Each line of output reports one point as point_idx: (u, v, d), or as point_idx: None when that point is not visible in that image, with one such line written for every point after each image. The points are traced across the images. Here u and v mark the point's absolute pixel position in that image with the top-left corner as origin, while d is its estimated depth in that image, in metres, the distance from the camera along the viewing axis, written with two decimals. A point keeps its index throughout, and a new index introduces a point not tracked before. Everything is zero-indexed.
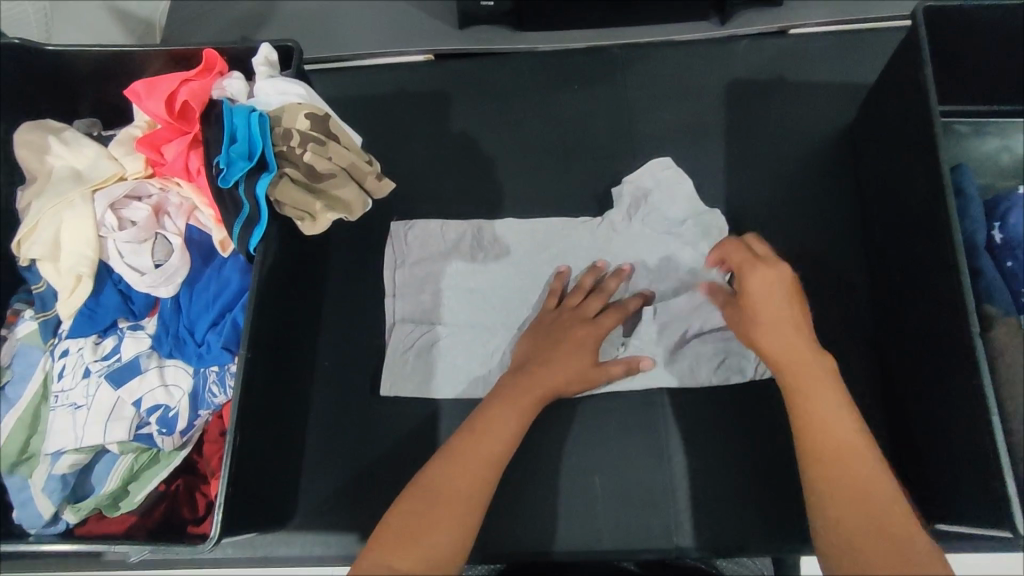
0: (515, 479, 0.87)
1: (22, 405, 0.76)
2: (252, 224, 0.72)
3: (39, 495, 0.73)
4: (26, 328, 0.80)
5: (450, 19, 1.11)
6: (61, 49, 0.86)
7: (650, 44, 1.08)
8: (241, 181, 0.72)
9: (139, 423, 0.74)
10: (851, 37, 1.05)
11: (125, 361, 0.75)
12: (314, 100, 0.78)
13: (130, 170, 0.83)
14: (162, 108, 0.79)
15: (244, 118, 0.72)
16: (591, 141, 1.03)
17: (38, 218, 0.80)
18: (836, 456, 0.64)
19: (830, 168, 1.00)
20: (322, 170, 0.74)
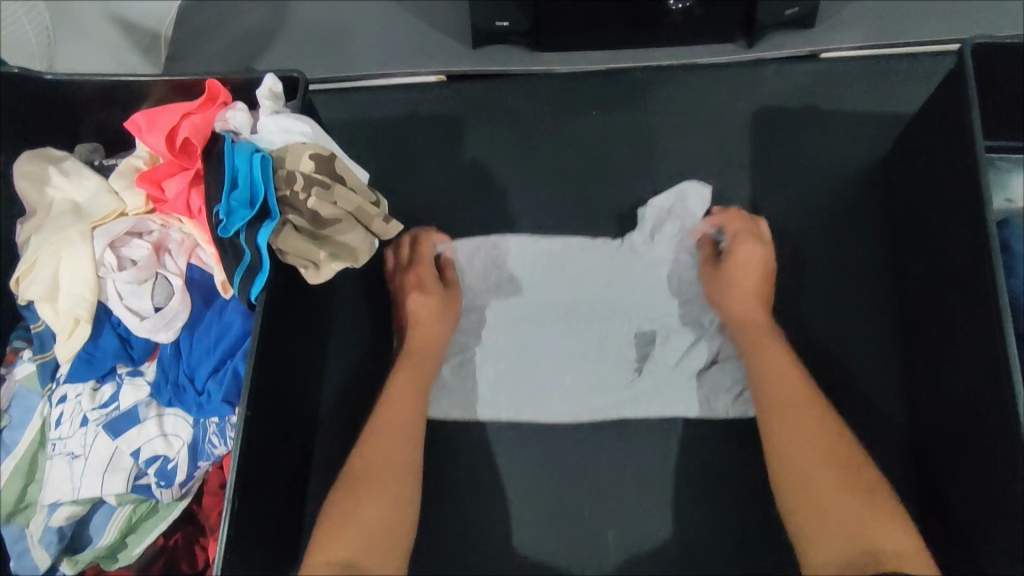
0: (525, 530, 0.85)
1: (19, 452, 0.74)
2: (254, 274, 0.69)
3: (36, 546, 0.71)
4: (25, 369, 0.78)
5: (463, 37, 1.06)
6: (62, 78, 0.84)
7: (672, 67, 1.03)
8: (243, 231, 0.68)
9: (137, 474, 0.72)
10: (886, 63, 1.00)
11: (123, 409, 0.73)
12: (319, 138, 0.75)
13: (130, 206, 0.81)
14: (164, 143, 0.77)
15: (246, 160, 0.69)
16: (608, 171, 0.99)
17: (38, 255, 0.78)
18: (788, 408, 0.78)
19: (860, 205, 0.95)
20: (327, 216, 0.71)
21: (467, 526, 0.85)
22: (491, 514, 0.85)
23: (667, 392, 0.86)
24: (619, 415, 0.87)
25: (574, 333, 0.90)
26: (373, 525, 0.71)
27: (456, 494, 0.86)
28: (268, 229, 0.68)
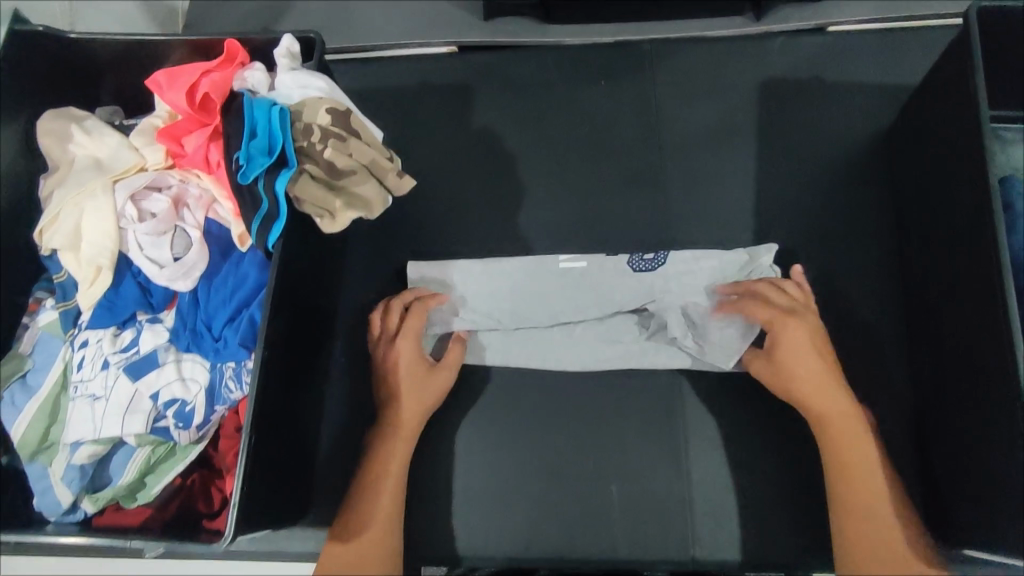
0: (530, 485, 0.86)
1: (43, 394, 0.76)
2: (271, 220, 0.70)
3: (59, 484, 0.74)
4: (47, 317, 0.80)
5: (476, 9, 1.08)
6: (85, 37, 0.86)
7: (681, 39, 1.04)
8: (261, 178, 0.70)
9: (156, 416, 0.74)
10: (892, 37, 1.01)
11: (144, 354, 0.76)
12: (335, 94, 0.77)
13: (151, 162, 0.83)
14: (184, 100, 0.79)
15: (264, 111, 0.71)
16: (617, 139, 1.00)
17: (60, 208, 0.80)
18: (844, 447, 0.76)
19: (865, 173, 0.96)
20: (343, 167, 0.73)
21: (472, 482, 0.86)
22: (497, 469, 0.86)
23: (669, 353, 0.87)
24: (623, 374, 0.88)
25: (582, 308, 0.90)
26: (377, 550, 0.74)
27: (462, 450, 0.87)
28: (286, 177, 0.70)
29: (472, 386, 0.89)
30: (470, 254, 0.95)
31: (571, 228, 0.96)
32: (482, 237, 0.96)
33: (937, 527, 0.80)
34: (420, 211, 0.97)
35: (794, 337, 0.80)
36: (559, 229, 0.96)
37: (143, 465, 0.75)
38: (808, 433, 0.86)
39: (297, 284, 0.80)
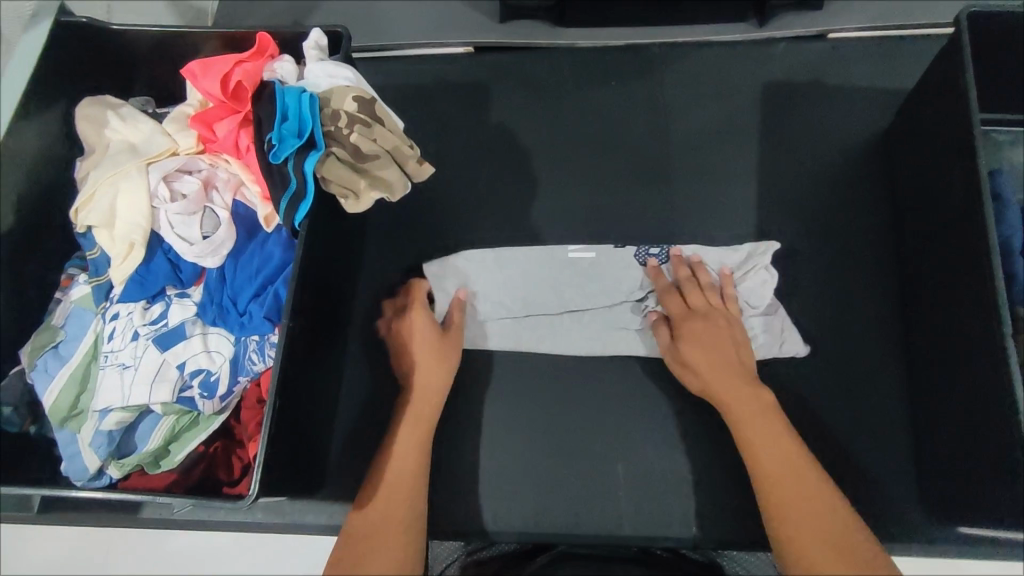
0: (538, 463, 0.89)
1: (74, 363, 0.80)
2: (298, 200, 0.75)
3: (87, 449, 0.77)
4: (80, 291, 0.84)
5: (491, 12, 1.13)
6: (125, 28, 0.91)
7: (687, 43, 1.09)
8: (291, 158, 0.75)
9: (182, 385, 0.77)
10: (890, 44, 1.05)
11: (172, 326, 0.79)
12: (361, 84, 0.81)
13: (183, 146, 0.86)
14: (217, 88, 0.83)
15: (295, 98, 0.75)
16: (625, 136, 1.04)
17: (95, 187, 0.83)
18: (745, 421, 0.77)
19: (863, 171, 1.00)
20: (367, 152, 0.77)
21: (482, 458, 0.89)
22: (505, 447, 0.89)
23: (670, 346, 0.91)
24: (629, 359, 0.92)
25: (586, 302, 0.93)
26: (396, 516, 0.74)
27: (471, 428, 0.90)
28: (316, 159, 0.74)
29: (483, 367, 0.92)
30: (482, 243, 0.98)
31: (580, 219, 0.99)
32: (493, 226, 0.99)
33: (932, 509, 0.82)
34: (435, 200, 1.00)
35: (690, 331, 0.83)
36: (568, 220, 0.99)
37: (169, 433, 0.78)
38: (810, 417, 0.88)
39: (319, 262, 0.83)
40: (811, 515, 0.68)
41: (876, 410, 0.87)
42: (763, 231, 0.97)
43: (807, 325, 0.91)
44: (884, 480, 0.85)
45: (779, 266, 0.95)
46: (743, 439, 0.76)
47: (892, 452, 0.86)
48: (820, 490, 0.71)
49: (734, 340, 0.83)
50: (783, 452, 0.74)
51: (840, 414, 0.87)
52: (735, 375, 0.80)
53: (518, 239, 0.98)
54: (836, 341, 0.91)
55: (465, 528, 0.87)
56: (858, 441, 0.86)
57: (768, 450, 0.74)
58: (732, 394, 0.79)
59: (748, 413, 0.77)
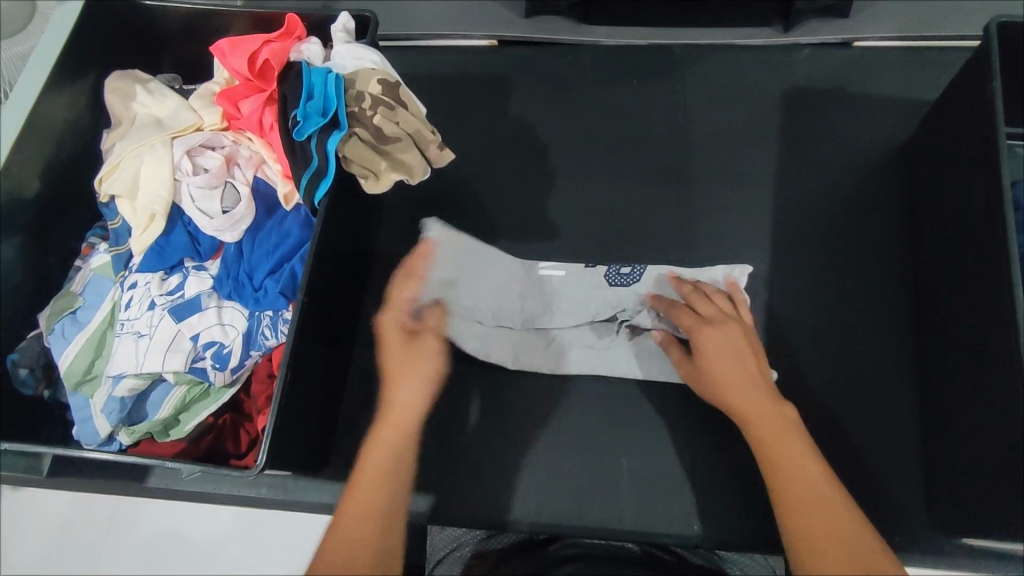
0: (542, 453, 0.89)
1: (91, 329, 0.81)
2: (320, 176, 0.75)
3: (99, 414, 0.78)
4: (100, 259, 0.85)
5: (517, 7, 1.13)
6: (158, 5, 0.93)
7: (711, 45, 1.09)
8: (314, 136, 0.76)
9: (195, 356, 0.78)
10: (914, 54, 1.05)
11: (189, 297, 0.80)
12: (386, 68, 0.82)
13: (207, 122, 0.87)
14: (245, 66, 0.84)
15: (322, 77, 0.77)
16: (646, 135, 1.04)
17: (121, 158, 0.84)
18: (765, 434, 0.72)
19: (883, 180, 0.99)
20: (389, 134, 0.78)
21: (487, 446, 0.89)
22: (510, 435, 0.90)
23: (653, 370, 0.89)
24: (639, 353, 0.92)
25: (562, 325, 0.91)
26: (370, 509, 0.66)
27: (478, 416, 0.91)
28: (338, 137, 0.75)
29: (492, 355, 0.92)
30: (497, 232, 0.99)
31: (597, 215, 0.99)
32: (509, 217, 1.00)
33: (939, 521, 0.81)
34: (451, 189, 1.01)
35: (704, 345, 0.78)
36: (585, 215, 0.99)
37: (179, 402, 0.79)
38: (819, 422, 0.87)
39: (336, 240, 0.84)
40: (825, 529, 0.63)
41: (886, 418, 0.87)
42: (780, 235, 0.97)
43: (818, 330, 0.91)
44: (892, 488, 0.84)
45: (794, 270, 0.94)
46: (760, 452, 0.72)
47: (900, 461, 0.85)
48: (837, 505, 0.65)
49: (758, 358, 0.77)
50: (802, 468, 0.68)
51: (850, 421, 0.87)
52: (749, 386, 0.75)
53: (533, 231, 0.99)
54: (847, 347, 0.90)
55: (468, 514, 0.87)
56: (865, 448, 0.86)
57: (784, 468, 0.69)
58: (747, 406, 0.74)
59: (765, 425, 0.72)
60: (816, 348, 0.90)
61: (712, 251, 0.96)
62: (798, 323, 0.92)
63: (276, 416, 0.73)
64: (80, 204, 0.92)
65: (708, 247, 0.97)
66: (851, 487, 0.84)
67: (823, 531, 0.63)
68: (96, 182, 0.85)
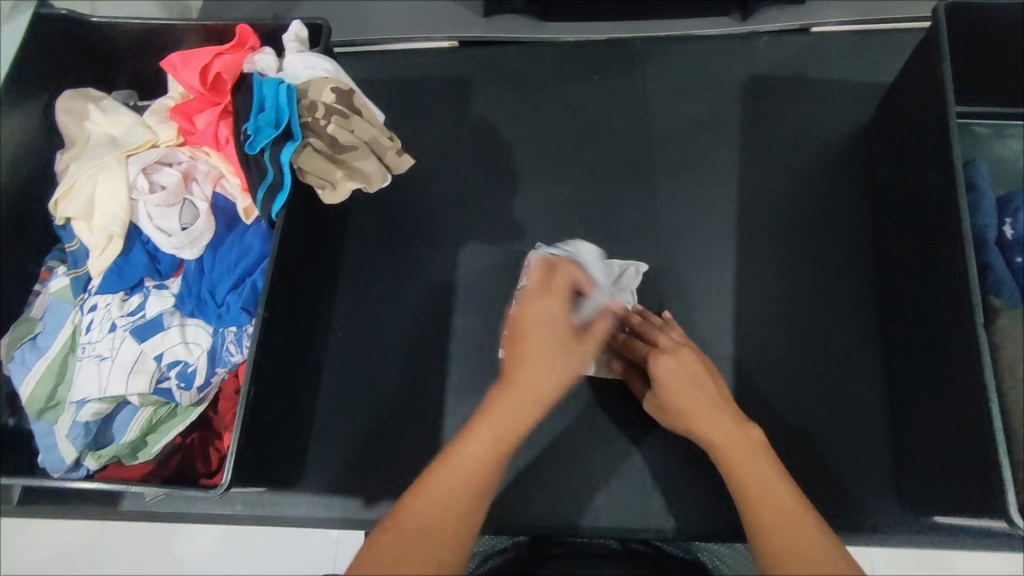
0: (516, 454, 0.89)
1: (52, 354, 0.79)
2: (275, 190, 0.75)
3: (63, 440, 0.77)
4: (58, 282, 0.83)
5: (476, 6, 1.12)
6: (104, 20, 0.90)
7: (671, 37, 1.08)
8: (267, 148, 0.75)
9: (160, 376, 0.77)
10: (872, 38, 1.05)
11: (150, 317, 0.79)
12: (339, 75, 0.81)
13: (162, 138, 0.86)
14: (197, 80, 0.83)
15: (273, 88, 0.76)
16: (609, 131, 1.04)
17: (75, 178, 0.83)
18: (731, 452, 0.68)
19: (845, 164, 1.00)
20: (344, 143, 0.77)
21: None
22: None
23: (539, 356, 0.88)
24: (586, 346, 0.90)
25: None
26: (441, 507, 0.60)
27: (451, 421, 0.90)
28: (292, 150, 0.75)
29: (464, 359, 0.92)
30: (464, 235, 0.98)
31: (563, 214, 0.99)
32: (476, 220, 0.99)
33: (909, 501, 0.82)
34: (416, 195, 1.01)
35: (661, 373, 0.74)
36: (551, 214, 0.99)
37: (145, 424, 0.79)
38: (788, 409, 0.87)
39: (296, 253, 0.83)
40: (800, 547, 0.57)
41: (855, 402, 0.87)
42: (746, 224, 0.97)
43: (785, 317, 0.92)
44: (862, 470, 0.85)
45: (760, 258, 0.95)
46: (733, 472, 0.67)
47: (869, 443, 0.86)
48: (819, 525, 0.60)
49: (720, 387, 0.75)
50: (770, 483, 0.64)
51: (820, 407, 0.88)
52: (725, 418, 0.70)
53: (500, 233, 0.98)
54: (815, 333, 0.91)
55: None
56: (835, 433, 0.86)
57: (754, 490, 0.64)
58: (719, 436, 0.69)
59: (733, 448, 0.68)
60: (784, 335, 0.91)
61: (681, 244, 0.97)
62: (766, 311, 0.92)
63: (239, 432, 0.73)
64: (37, 227, 0.91)
65: (676, 240, 0.97)
66: (821, 471, 0.85)
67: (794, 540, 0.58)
68: (51, 206, 0.84)
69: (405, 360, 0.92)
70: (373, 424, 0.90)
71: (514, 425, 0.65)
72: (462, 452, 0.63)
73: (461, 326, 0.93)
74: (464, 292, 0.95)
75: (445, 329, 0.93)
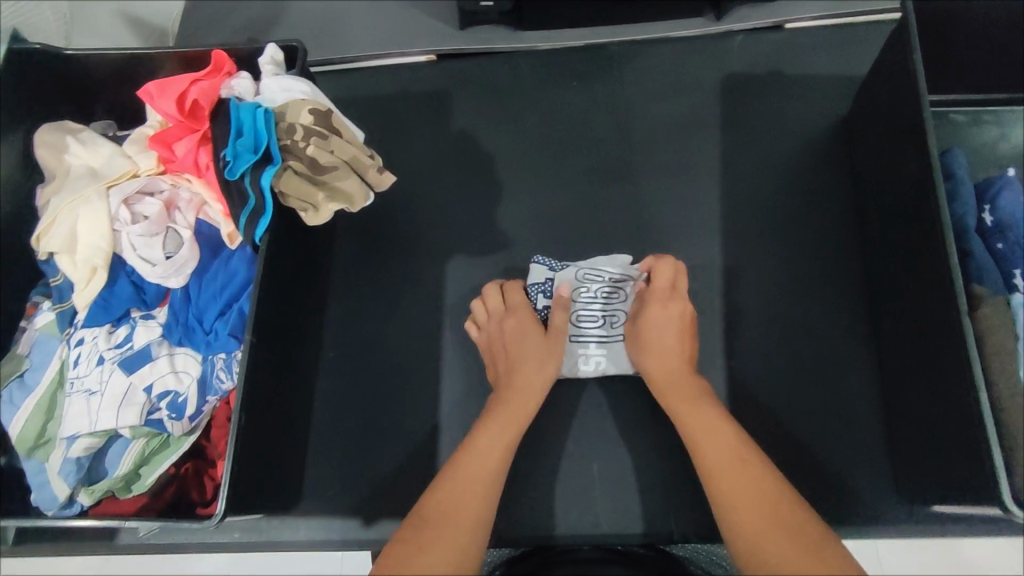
0: (512, 466, 0.88)
1: (40, 391, 0.79)
2: (257, 215, 0.75)
3: (56, 478, 0.76)
4: (42, 317, 0.83)
5: (452, 19, 1.13)
6: (79, 52, 0.90)
7: (647, 40, 1.09)
8: (247, 173, 0.75)
9: (150, 408, 0.77)
10: (845, 30, 1.06)
11: (137, 348, 0.78)
12: (317, 97, 0.81)
13: (143, 167, 0.85)
14: (174, 108, 0.81)
15: (250, 113, 0.76)
16: (590, 137, 1.04)
17: (56, 213, 0.82)
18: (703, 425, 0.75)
19: (826, 158, 1.00)
20: (325, 163, 0.77)
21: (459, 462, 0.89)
22: None
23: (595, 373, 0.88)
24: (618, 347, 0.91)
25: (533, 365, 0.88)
26: (463, 497, 0.70)
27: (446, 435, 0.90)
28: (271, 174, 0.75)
29: (457, 370, 0.92)
30: (450, 249, 0.98)
31: (548, 221, 0.99)
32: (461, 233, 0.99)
33: (907, 490, 0.82)
34: (401, 209, 1.01)
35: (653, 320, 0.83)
36: (536, 223, 0.99)
37: (138, 457, 0.78)
38: (783, 406, 0.87)
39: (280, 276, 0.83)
40: (762, 524, 0.64)
41: (848, 395, 0.88)
42: (731, 223, 0.97)
43: (776, 312, 0.92)
44: (859, 462, 0.85)
45: (747, 256, 0.95)
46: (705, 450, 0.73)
47: (864, 434, 0.86)
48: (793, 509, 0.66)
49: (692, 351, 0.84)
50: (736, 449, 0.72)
51: (814, 402, 0.88)
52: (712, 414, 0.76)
53: (486, 245, 0.98)
54: (805, 327, 0.91)
55: None
56: (828, 427, 0.87)
57: (736, 481, 0.69)
58: (675, 387, 0.79)
59: (710, 426, 0.74)
60: (776, 331, 0.91)
61: (667, 245, 0.97)
62: (756, 308, 0.92)
63: (230, 459, 0.73)
64: (21, 262, 0.90)
65: (662, 243, 0.97)
66: (821, 464, 0.85)
67: (758, 501, 0.67)
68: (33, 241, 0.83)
69: (399, 375, 0.92)
70: (367, 443, 0.89)
71: (507, 432, 0.78)
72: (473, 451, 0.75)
73: (451, 339, 0.93)
74: (452, 305, 0.95)
75: (435, 343, 0.93)
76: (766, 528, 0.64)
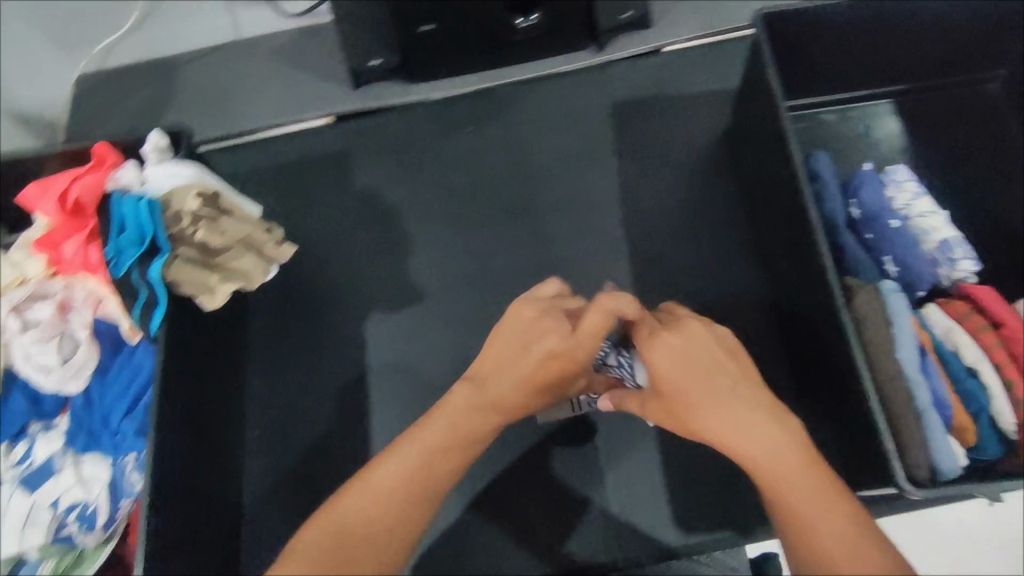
0: (449, 519, 0.89)
1: None
2: (150, 311, 0.75)
3: None
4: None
5: (342, 77, 1.12)
6: None
7: (535, 78, 1.11)
8: (134, 267, 0.75)
9: (58, 525, 0.73)
10: (720, 46, 1.10)
11: (35, 466, 0.74)
12: (203, 175, 0.80)
13: (30, 271, 0.76)
14: (56, 207, 0.77)
15: (133, 206, 0.74)
16: (493, 182, 1.06)
17: None
18: (714, 409, 0.61)
19: (716, 172, 1.04)
20: (216, 246, 0.79)
21: None
22: None
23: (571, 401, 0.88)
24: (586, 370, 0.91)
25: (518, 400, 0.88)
26: (382, 518, 0.60)
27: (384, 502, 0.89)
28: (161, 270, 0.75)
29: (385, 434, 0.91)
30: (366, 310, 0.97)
31: (462, 270, 1.00)
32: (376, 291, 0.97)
33: None
34: (314, 276, 1.00)
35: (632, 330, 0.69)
36: (450, 272, 1.00)
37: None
38: None
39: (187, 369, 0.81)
40: (813, 535, 0.54)
41: None
42: (635, 247, 1.00)
43: None
44: None
45: (653, 277, 0.98)
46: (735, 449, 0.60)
47: None
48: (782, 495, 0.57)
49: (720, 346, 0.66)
50: (770, 441, 0.59)
51: None
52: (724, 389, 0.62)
53: (403, 302, 0.98)
54: None
55: None
56: None
57: (772, 474, 0.57)
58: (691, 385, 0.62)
59: (721, 415, 0.60)
60: None
61: (580, 276, 0.99)
62: None
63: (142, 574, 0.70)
64: None
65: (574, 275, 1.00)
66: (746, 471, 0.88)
67: (809, 511, 0.55)
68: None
69: (327, 447, 0.90)
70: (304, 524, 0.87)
71: (457, 455, 0.65)
72: (403, 468, 0.63)
73: (378, 402, 0.92)
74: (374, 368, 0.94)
75: (361, 410, 0.92)
76: (810, 542, 0.54)
